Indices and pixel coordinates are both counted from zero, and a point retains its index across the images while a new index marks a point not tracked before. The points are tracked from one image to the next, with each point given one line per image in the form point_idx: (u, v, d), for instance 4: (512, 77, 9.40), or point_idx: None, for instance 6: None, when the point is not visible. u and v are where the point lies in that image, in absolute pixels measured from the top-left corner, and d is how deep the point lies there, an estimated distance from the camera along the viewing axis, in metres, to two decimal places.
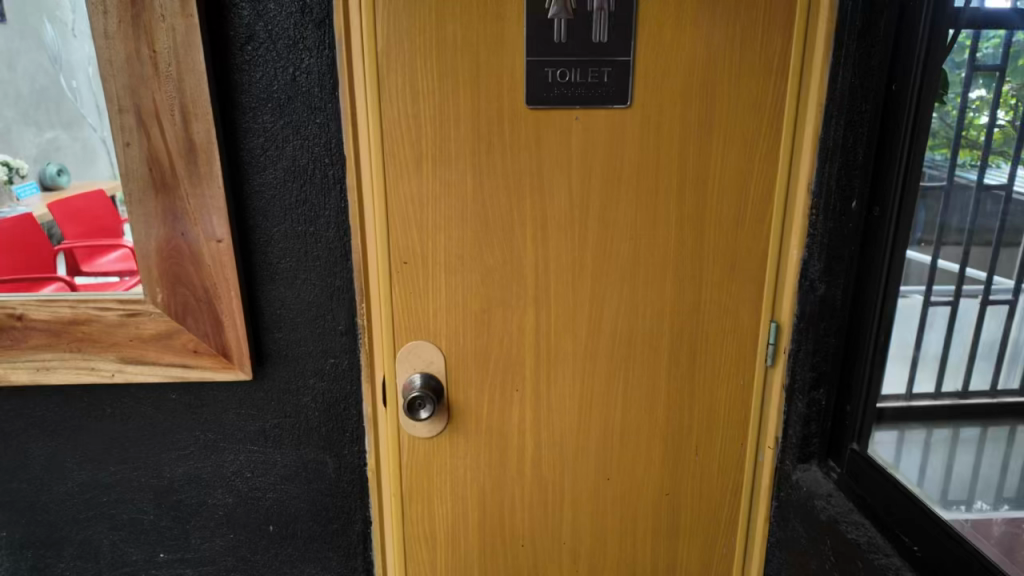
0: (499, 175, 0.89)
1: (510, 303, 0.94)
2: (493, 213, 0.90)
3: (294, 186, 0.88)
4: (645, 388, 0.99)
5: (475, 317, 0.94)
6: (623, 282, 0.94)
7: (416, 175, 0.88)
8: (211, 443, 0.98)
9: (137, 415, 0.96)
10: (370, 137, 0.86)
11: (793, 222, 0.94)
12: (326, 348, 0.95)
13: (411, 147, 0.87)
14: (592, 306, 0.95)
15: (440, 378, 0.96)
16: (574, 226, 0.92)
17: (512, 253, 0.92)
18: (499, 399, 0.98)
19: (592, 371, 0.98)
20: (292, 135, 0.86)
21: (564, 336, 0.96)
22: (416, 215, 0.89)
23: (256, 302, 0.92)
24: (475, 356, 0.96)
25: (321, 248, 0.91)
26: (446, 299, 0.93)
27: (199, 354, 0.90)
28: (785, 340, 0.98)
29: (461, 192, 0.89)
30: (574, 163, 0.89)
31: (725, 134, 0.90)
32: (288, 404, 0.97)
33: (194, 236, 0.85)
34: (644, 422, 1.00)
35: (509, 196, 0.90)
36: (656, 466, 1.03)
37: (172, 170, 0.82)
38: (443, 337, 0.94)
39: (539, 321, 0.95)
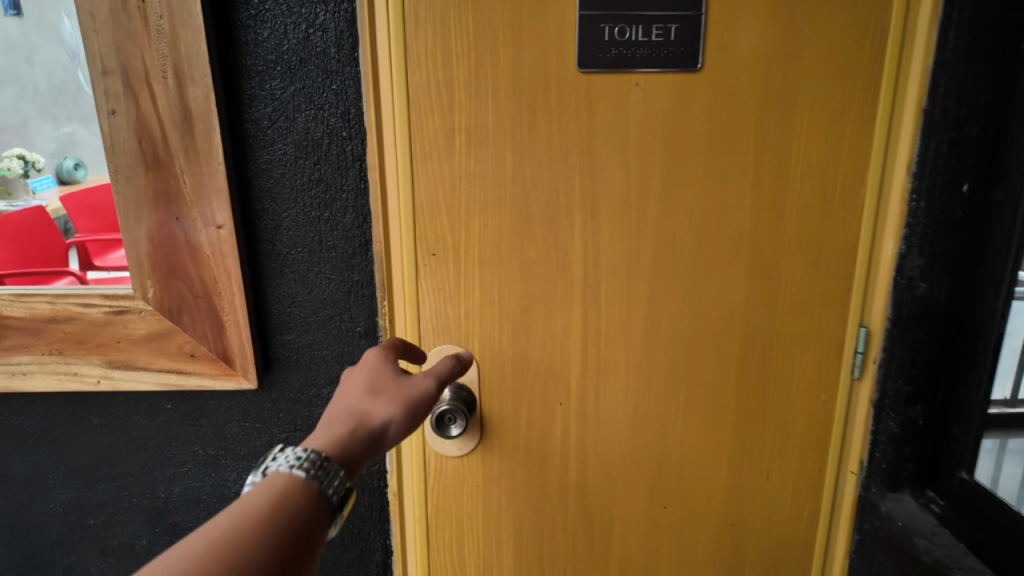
0: (544, 151, 0.75)
1: (555, 301, 0.80)
2: (539, 197, 0.77)
3: (307, 164, 0.76)
4: (710, 402, 0.85)
5: (514, 318, 0.81)
6: (688, 280, 0.80)
7: (448, 151, 0.74)
8: (212, 459, 0.86)
9: (128, 427, 0.85)
10: (397, 109, 0.73)
11: (889, 211, 0.79)
12: (343, 353, 0.82)
13: (444, 119, 0.73)
14: (651, 307, 0.81)
15: (471, 385, 0.83)
16: (632, 212, 0.78)
17: (559, 243, 0.78)
18: (539, 412, 0.85)
19: (650, 382, 0.84)
20: (303, 103, 0.74)
21: (618, 341, 0.82)
22: (448, 201, 0.76)
23: (263, 300, 0.80)
24: (513, 363, 0.83)
25: (338, 236, 0.78)
26: (481, 296, 0.80)
27: (197, 358, 0.79)
28: (876, 349, 0.83)
29: (500, 172, 0.75)
30: (634, 138, 0.75)
31: (810, 103, 0.76)
32: (299, 417, 0.84)
33: (191, 221, 0.73)
34: (706, 441, 0.87)
35: (557, 176, 0.76)
36: (721, 492, 0.89)
37: (166, 143, 0.71)
38: (477, 340, 0.82)
39: (587, 324, 0.81)
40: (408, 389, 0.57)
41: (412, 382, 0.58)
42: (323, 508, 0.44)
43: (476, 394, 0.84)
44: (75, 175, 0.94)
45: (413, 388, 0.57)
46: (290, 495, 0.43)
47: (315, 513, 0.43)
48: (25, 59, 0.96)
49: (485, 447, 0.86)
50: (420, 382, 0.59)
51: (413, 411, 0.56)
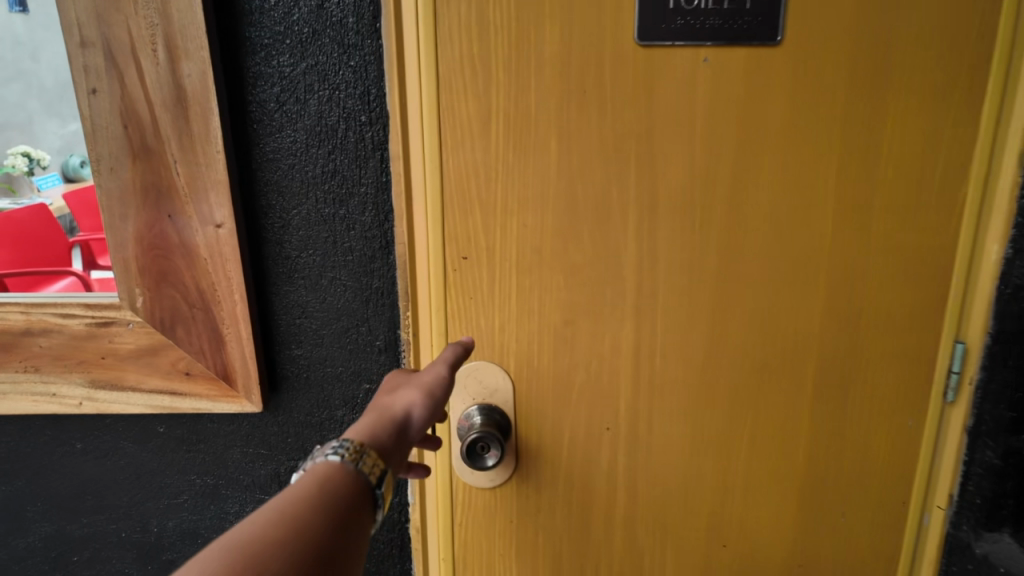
0: (596, 138, 0.63)
1: (605, 313, 0.69)
2: (589, 193, 0.64)
3: (319, 153, 0.65)
4: (779, 428, 0.74)
5: (555, 332, 0.69)
6: (759, 289, 0.69)
7: (483, 138, 0.63)
8: (211, 489, 0.76)
9: (116, 453, 0.75)
10: (421, 88, 0.62)
11: (997, 208, 0.68)
12: (359, 371, 0.71)
13: (478, 100, 0.62)
14: (716, 320, 0.69)
15: (505, 407, 0.72)
16: (698, 210, 0.66)
17: (611, 247, 0.67)
18: (581, 438, 0.74)
19: (711, 406, 0.73)
20: (316, 82, 0.63)
21: (676, 360, 0.71)
22: (480, 195, 0.65)
23: (269, 310, 0.69)
24: (553, 384, 0.71)
25: (355, 237, 0.67)
26: (519, 306, 0.68)
27: (193, 377, 0.68)
28: (974, 369, 0.72)
29: (543, 163, 0.64)
30: (702, 123, 0.64)
31: (913, 81, 0.64)
32: (309, 443, 0.74)
33: (185, 219, 0.63)
34: (772, 472, 0.76)
35: (610, 169, 0.64)
36: (788, 530, 0.78)
37: (155, 128, 0.60)
38: (513, 356, 0.70)
39: (641, 341, 0.70)
40: (425, 381, 0.51)
41: (430, 372, 0.53)
42: (364, 492, 0.41)
43: (511, 417, 0.72)
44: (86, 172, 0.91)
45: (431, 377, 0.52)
46: (331, 480, 0.40)
47: (357, 499, 0.40)
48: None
49: (519, 478, 0.75)
50: (437, 372, 0.53)
51: (438, 398, 0.51)
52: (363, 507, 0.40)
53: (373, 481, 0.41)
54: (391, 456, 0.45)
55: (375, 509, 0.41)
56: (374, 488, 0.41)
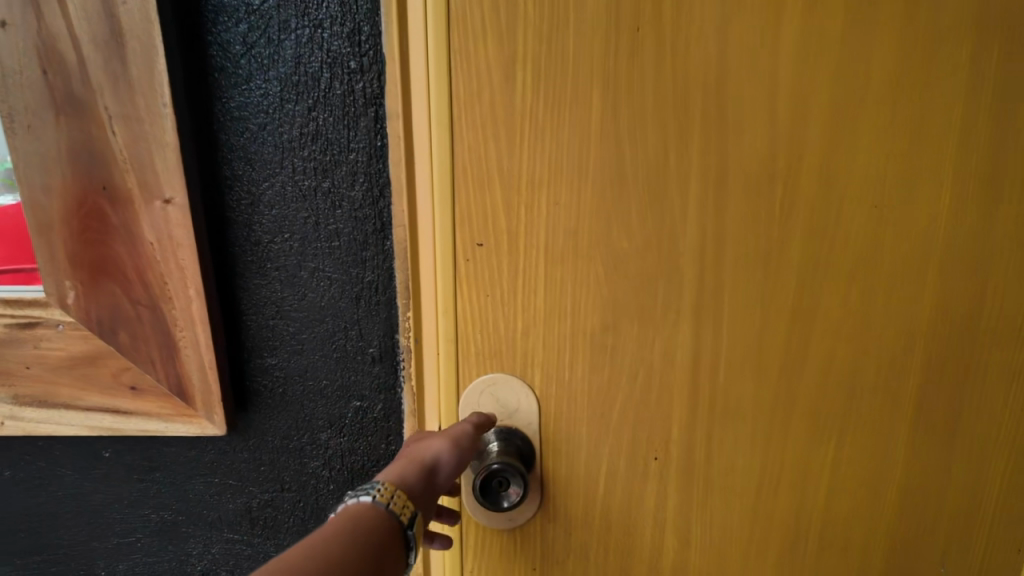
0: (652, 88, 0.48)
1: (659, 319, 0.53)
2: (637, 161, 0.50)
3: (297, 109, 0.51)
4: (877, 467, 0.58)
5: (591, 340, 0.53)
6: (857, 287, 0.54)
7: (505, 89, 0.48)
8: (170, 527, 0.63)
9: (56, 481, 0.62)
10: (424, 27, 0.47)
11: None
12: (348, 385, 0.57)
13: (501, 41, 0.47)
14: (798, 327, 0.54)
15: (528, 432, 0.56)
16: (780, 184, 0.51)
17: (666, 232, 0.51)
18: (621, 479, 0.57)
19: (790, 438, 0.57)
20: (293, 17, 0.49)
21: (748, 379, 0.55)
22: (498, 166, 0.49)
23: (237, 309, 0.56)
24: (589, 410, 0.55)
25: (342, 217, 0.53)
26: (548, 306, 0.53)
27: (141, 393, 0.55)
28: None
29: (582, 121, 0.49)
30: (789, 72, 0.49)
31: None
32: (287, 472, 0.60)
33: (125, 193, 0.49)
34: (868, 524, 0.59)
35: (668, 132, 0.49)
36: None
37: (83, 73, 0.47)
38: (540, 374, 0.54)
39: (703, 354, 0.54)
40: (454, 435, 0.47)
41: (459, 427, 0.49)
42: (395, 531, 0.40)
43: (535, 445, 0.56)
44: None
45: (460, 432, 0.48)
46: (362, 520, 0.39)
47: (387, 538, 0.39)
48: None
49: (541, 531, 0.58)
50: (464, 428, 0.49)
51: (468, 447, 0.48)
52: (394, 548, 0.39)
53: (404, 522, 0.40)
54: (420, 502, 0.43)
55: (406, 549, 0.40)
56: (405, 527, 0.40)
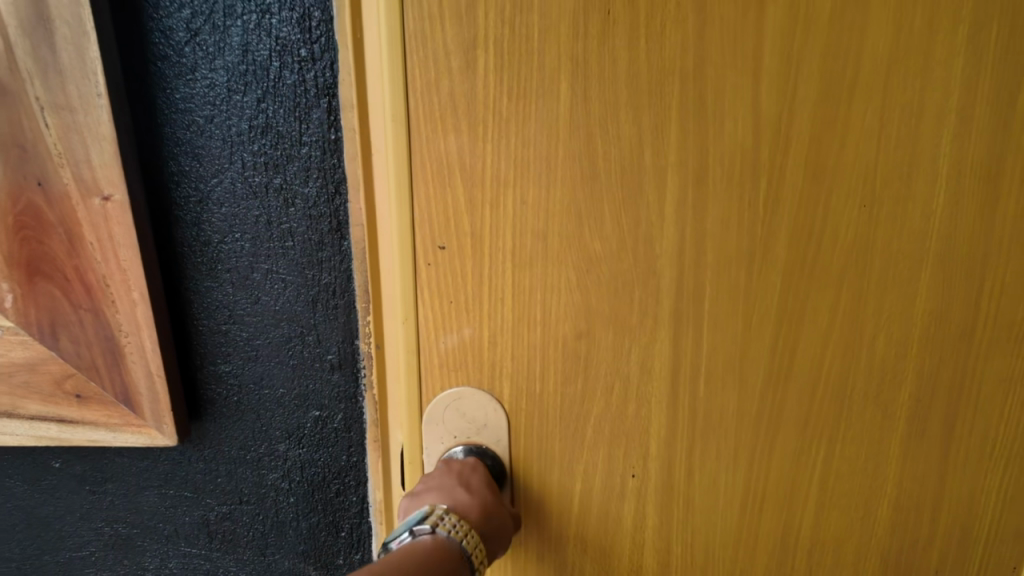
0: (625, 74, 0.44)
1: (639, 330, 0.48)
2: (615, 154, 0.45)
3: (245, 101, 0.48)
4: (879, 491, 0.53)
5: (564, 349, 0.49)
6: (855, 297, 0.49)
7: (465, 74, 0.43)
8: (122, 541, 0.60)
9: (4, 493, 0.59)
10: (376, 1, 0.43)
11: None
12: (307, 393, 0.54)
13: (459, 22, 0.43)
14: (796, 339, 0.49)
15: (499, 450, 0.51)
16: (764, 176, 0.46)
17: (646, 234, 0.46)
18: (595, 501, 0.52)
19: (781, 457, 0.52)
20: (239, 3, 0.46)
21: (738, 396, 0.50)
22: (456, 155, 0.45)
23: (187, 313, 0.53)
24: (561, 428, 0.51)
25: (295, 215, 0.50)
26: (516, 315, 0.48)
27: (85, 402, 0.52)
28: None
29: (551, 111, 0.44)
30: (782, 54, 0.44)
31: None
32: (245, 483, 0.57)
33: (60, 191, 0.46)
34: (865, 545, 0.54)
35: (647, 124, 0.44)
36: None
37: (12, 61, 0.44)
38: (508, 389, 0.50)
39: (687, 366, 0.49)
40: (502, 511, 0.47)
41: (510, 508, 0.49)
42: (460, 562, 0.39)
43: (507, 465, 0.51)
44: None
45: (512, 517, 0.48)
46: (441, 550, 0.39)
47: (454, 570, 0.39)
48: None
49: (510, 551, 0.54)
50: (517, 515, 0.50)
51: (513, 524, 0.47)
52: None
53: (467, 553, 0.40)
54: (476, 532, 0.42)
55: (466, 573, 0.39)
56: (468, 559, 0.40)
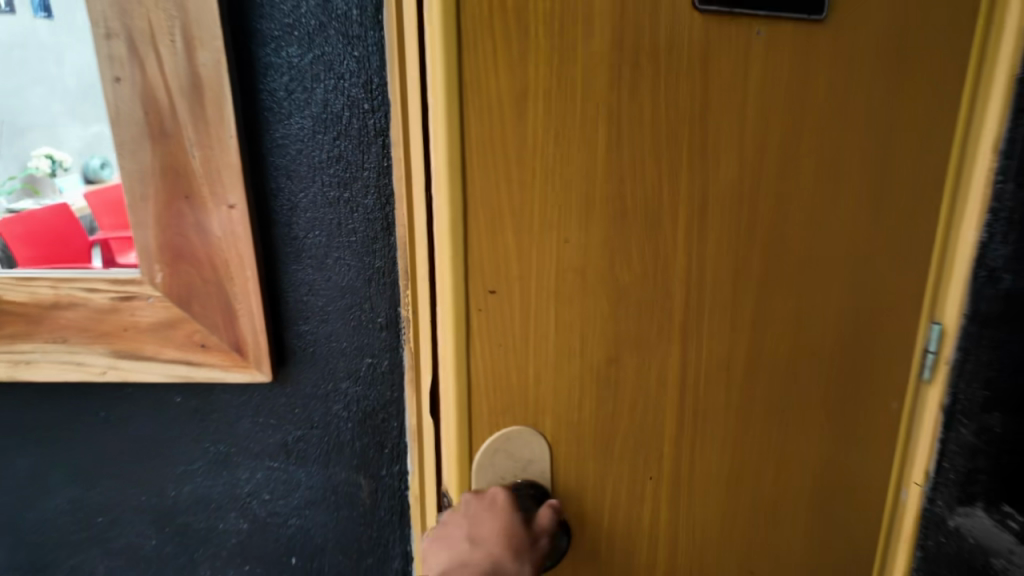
0: (645, 144, 0.57)
1: (654, 341, 0.62)
2: (629, 206, 0.58)
3: (325, 139, 0.69)
4: (796, 438, 0.71)
5: (597, 370, 0.61)
6: (772, 294, 0.65)
7: (522, 142, 0.54)
8: (222, 457, 0.81)
9: (135, 422, 0.79)
10: (440, 84, 0.52)
11: (968, 191, 0.69)
12: (362, 346, 0.76)
13: (518, 100, 0.53)
14: (744, 327, 0.65)
15: (540, 480, 0.62)
16: (743, 215, 0.62)
17: (660, 264, 0.60)
18: (622, 483, 0.65)
19: (744, 422, 0.69)
20: (323, 72, 0.67)
21: (718, 376, 0.66)
22: (506, 215, 0.55)
23: (278, 288, 0.74)
24: (594, 437, 0.63)
25: (358, 218, 0.72)
26: (558, 348, 0.59)
27: (207, 349, 0.73)
28: (949, 349, 0.73)
29: (591, 170, 0.56)
30: (713, 97, 0.58)
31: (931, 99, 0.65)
32: (316, 413, 0.78)
33: (201, 201, 0.67)
34: (800, 482, 0.73)
35: (661, 175, 0.58)
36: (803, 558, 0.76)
37: (173, 113, 0.64)
38: (550, 412, 0.61)
39: (688, 364, 0.64)
40: (520, 551, 0.55)
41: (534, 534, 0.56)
42: None
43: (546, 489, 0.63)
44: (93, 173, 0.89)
45: (534, 549, 0.56)
46: None
47: None
48: (52, 59, 0.90)
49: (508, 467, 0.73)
50: (545, 538, 0.57)
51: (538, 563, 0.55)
52: None
53: None
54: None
55: None
56: None
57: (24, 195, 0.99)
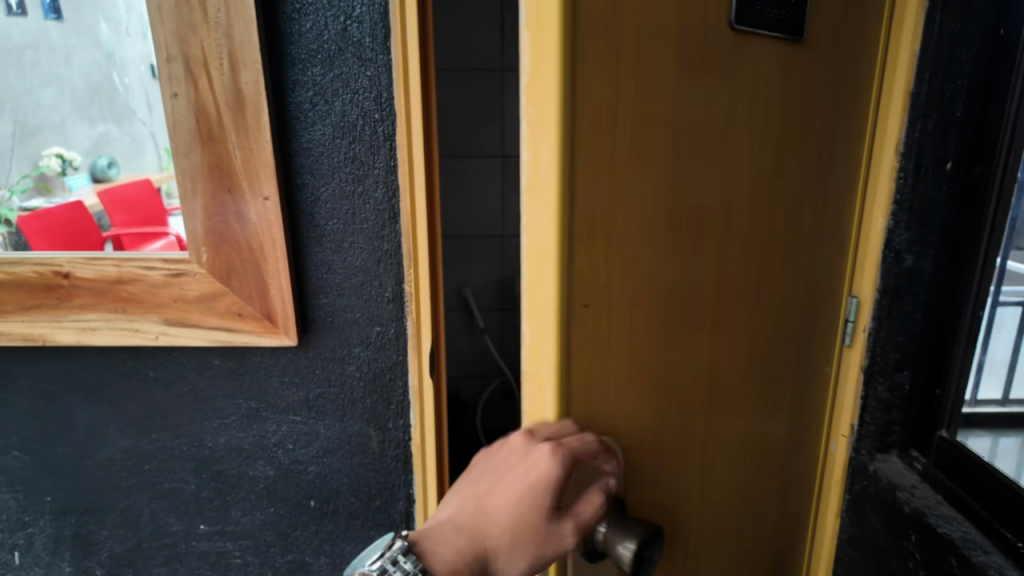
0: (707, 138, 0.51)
1: (704, 347, 0.57)
2: (702, 209, 0.52)
3: (343, 144, 0.84)
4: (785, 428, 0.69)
5: (661, 380, 0.54)
6: (780, 297, 0.62)
7: (613, 136, 0.45)
8: (254, 412, 0.95)
9: (180, 381, 0.93)
10: (546, 91, 0.42)
11: (878, 182, 0.70)
12: (372, 316, 0.91)
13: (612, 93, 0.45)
14: (765, 324, 0.61)
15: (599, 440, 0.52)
16: (765, 212, 0.58)
17: (720, 267, 0.55)
18: (677, 494, 0.60)
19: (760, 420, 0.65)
20: (341, 88, 0.82)
21: (736, 374, 0.60)
22: (609, 230, 0.47)
23: (303, 267, 0.88)
24: (655, 448, 0.56)
25: (369, 209, 0.86)
26: (631, 360, 0.52)
27: (244, 317, 0.87)
28: (866, 319, 0.73)
29: (674, 170, 0.49)
30: (749, 93, 0.53)
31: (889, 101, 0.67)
32: (333, 373, 0.93)
33: (242, 195, 0.81)
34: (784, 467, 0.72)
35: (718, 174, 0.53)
36: (775, 558, 0.76)
37: (220, 122, 0.79)
38: (627, 426, 0.53)
39: (726, 367, 0.59)
40: (529, 539, 0.48)
41: (554, 530, 0.48)
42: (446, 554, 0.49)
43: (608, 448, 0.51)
44: (109, 173, 1.04)
45: (550, 546, 0.48)
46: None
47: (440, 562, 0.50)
48: (64, 61, 0.94)
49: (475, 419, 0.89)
50: (568, 535, 0.49)
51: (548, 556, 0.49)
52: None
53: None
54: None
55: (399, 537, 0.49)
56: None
57: (36, 194, 0.96)
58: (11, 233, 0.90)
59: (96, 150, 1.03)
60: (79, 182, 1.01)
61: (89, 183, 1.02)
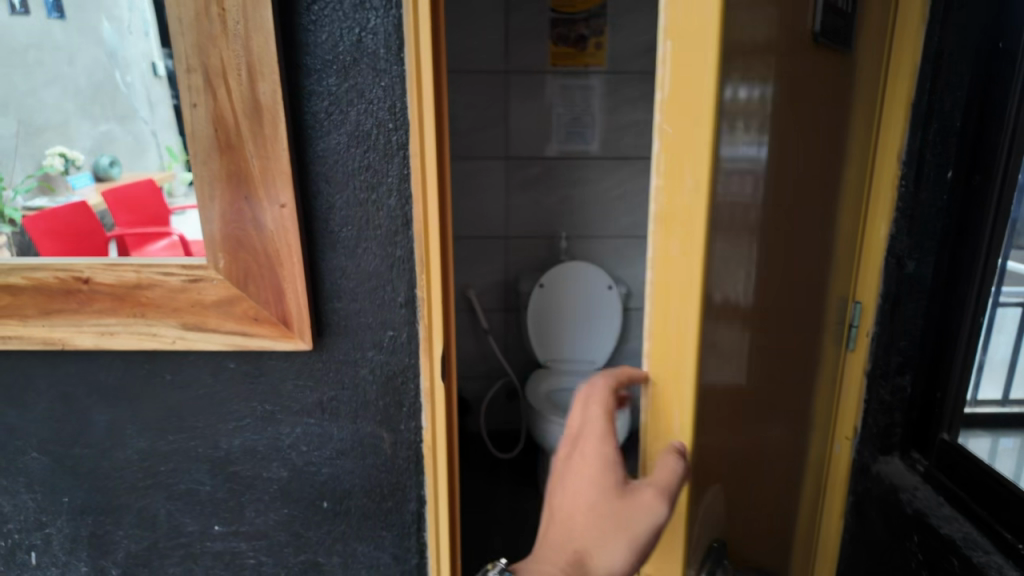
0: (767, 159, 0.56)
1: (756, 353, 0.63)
2: (763, 220, 0.58)
3: (357, 152, 0.85)
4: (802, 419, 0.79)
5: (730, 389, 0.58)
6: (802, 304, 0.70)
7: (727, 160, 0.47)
8: (268, 414, 0.97)
9: (195, 384, 0.95)
10: (691, 114, 0.42)
11: (880, 195, 0.82)
12: (385, 320, 0.93)
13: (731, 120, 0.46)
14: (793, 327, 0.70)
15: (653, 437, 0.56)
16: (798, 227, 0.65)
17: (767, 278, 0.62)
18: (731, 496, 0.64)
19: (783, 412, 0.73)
20: (355, 98, 0.84)
21: (774, 373, 0.68)
22: (717, 252, 0.49)
23: (317, 272, 0.90)
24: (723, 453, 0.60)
25: (383, 216, 0.88)
26: (716, 378, 0.54)
27: (259, 321, 0.89)
28: (870, 323, 0.85)
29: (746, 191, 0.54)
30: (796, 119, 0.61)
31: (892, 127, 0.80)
32: (346, 376, 0.95)
33: (258, 202, 0.83)
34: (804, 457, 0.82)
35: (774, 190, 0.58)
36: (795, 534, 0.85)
37: (237, 131, 0.80)
38: (712, 436, 0.56)
39: (770, 368, 0.66)
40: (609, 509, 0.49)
41: (635, 504, 0.49)
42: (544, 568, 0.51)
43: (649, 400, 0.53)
44: (110, 172, 0.99)
45: (633, 519, 0.49)
46: None
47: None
48: (68, 60, 0.92)
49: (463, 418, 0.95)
50: (648, 502, 0.49)
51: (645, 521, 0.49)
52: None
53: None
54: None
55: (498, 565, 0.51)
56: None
57: (40, 194, 0.96)
58: (15, 233, 0.92)
59: (98, 149, 0.98)
60: (82, 181, 1.00)
61: (94, 181, 0.99)
